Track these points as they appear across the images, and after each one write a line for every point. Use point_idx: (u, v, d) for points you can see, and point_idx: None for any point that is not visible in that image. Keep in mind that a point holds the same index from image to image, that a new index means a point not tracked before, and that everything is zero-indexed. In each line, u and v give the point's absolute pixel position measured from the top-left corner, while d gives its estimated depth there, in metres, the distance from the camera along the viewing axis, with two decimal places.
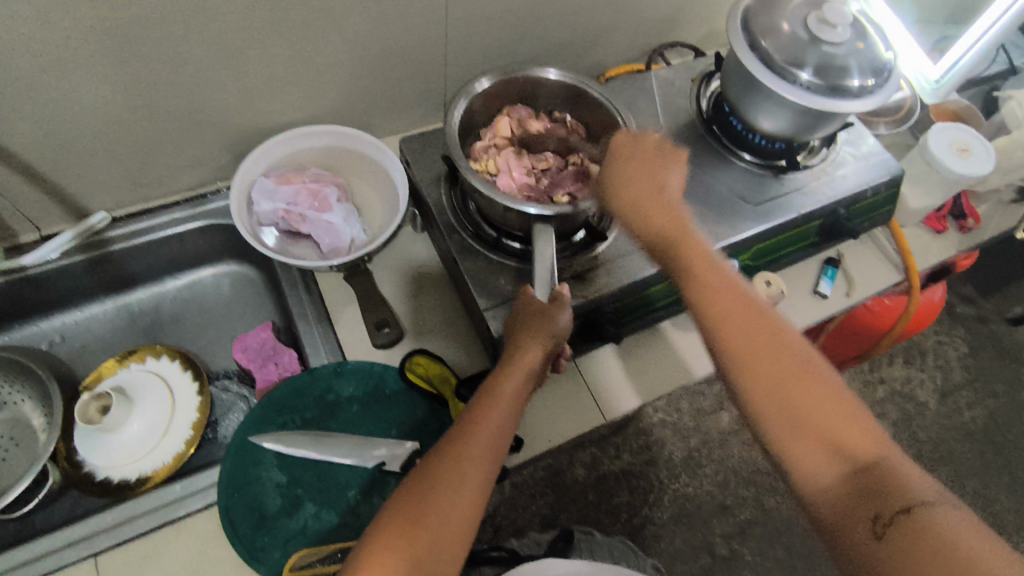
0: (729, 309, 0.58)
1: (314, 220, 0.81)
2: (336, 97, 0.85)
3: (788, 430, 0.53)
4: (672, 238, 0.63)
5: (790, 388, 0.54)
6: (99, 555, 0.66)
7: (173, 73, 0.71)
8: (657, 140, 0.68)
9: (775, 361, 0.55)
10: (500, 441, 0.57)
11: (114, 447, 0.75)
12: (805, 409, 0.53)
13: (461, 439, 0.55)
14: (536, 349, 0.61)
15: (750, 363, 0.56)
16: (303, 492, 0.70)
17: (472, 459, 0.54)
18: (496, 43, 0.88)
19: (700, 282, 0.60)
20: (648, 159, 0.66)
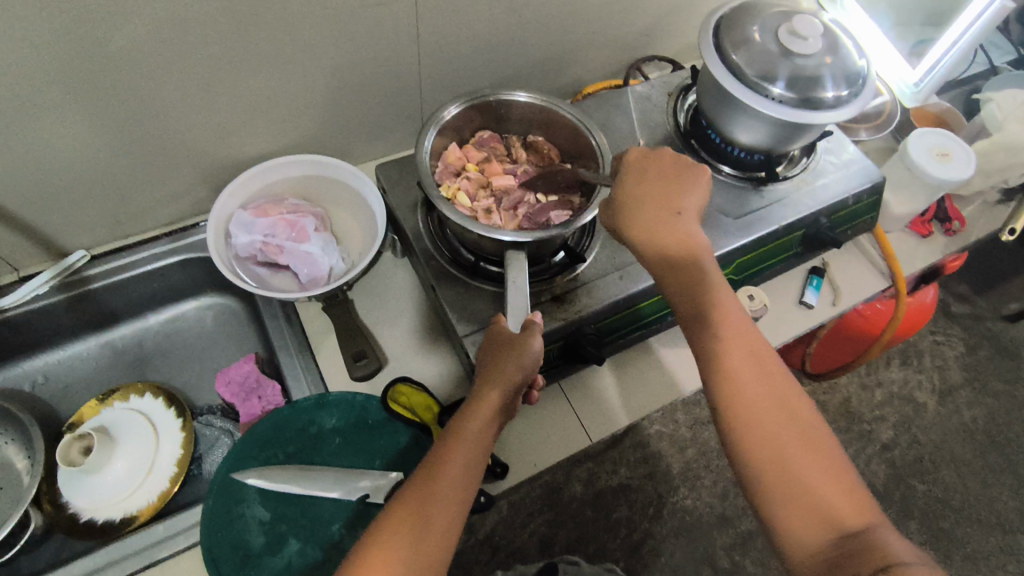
0: (733, 354, 0.60)
1: (292, 251, 0.80)
2: (310, 126, 0.85)
3: (774, 477, 0.54)
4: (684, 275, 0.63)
5: (775, 434, 0.56)
6: None
7: (142, 111, 0.71)
8: (673, 155, 0.69)
9: (765, 407, 0.57)
10: (465, 485, 0.56)
11: (97, 488, 0.74)
12: (788, 455, 0.55)
13: (425, 486, 0.54)
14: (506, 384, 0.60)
15: (742, 405, 0.57)
16: (287, 529, 0.69)
17: (438, 503, 0.53)
18: (469, 66, 0.88)
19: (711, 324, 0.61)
20: (672, 181, 0.67)
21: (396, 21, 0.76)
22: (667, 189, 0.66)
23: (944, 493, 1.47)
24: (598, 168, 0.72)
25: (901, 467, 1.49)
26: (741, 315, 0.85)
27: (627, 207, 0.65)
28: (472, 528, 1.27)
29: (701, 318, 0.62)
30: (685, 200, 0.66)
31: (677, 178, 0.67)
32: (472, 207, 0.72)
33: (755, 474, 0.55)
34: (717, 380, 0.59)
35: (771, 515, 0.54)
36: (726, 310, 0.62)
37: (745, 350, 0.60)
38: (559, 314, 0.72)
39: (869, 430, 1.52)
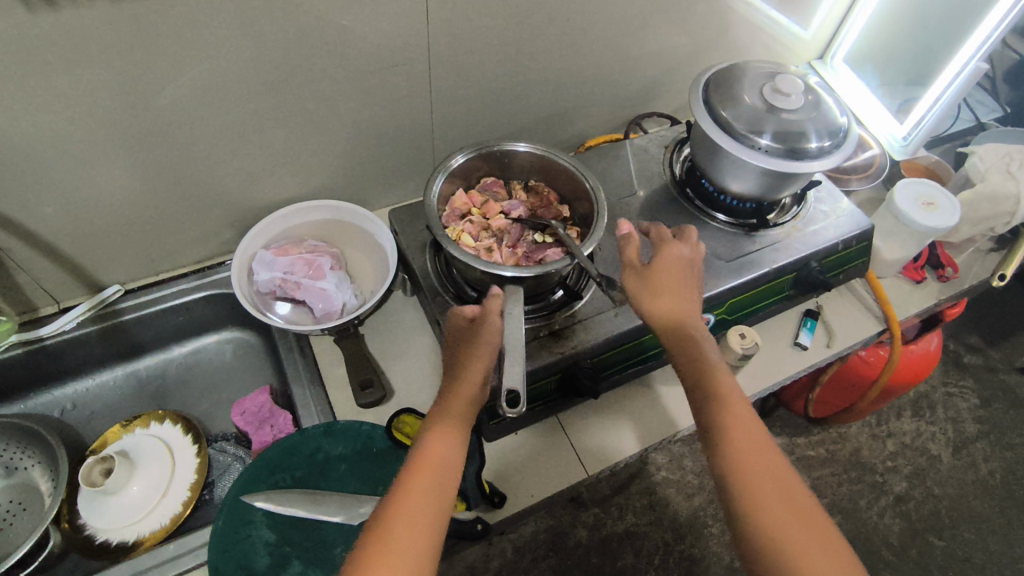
0: (734, 436, 0.62)
1: (309, 287, 0.85)
2: (330, 174, 0.92)
3: (780, 549, 0.56)
4: (690, 358, 0.68)
5: (775, 510, 0.58)
6: None
7: (180, 159, 0.79)
8: (683, 268, 0.73)
9: (765, 482, 0.59)
10: (450, 479, 0.59)
11: (112, 511, 0.77)
12: (791, 532, 0.56)
13: (411, 486, 0.57)
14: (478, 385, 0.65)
15: (742, 478, 0.60)
16: (291, 551, 0.71)
17: (422, 492, 0.57)
18: (478, 122, 0.96)
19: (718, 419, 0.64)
20: (676, 286, 0.71)
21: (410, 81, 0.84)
22: (676, 292, 0.71)
23: (964, 549, 1.43)
24: (593, 210, 0.77)
25: (917, 521, 1.46)
26: (732, 353, 0.86)
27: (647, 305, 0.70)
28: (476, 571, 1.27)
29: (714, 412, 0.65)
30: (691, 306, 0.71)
31: (687, 281, 0.72)
32: (474, 247, 0.78)
33: (760, 544, 0.57)
34: (722, 462, 0.61)
35: None
36: (728, 394, 0.65)
37: (746, 428, 0.63)
38: (557, 347, 0.76)
39: (882, 482, 1.50)
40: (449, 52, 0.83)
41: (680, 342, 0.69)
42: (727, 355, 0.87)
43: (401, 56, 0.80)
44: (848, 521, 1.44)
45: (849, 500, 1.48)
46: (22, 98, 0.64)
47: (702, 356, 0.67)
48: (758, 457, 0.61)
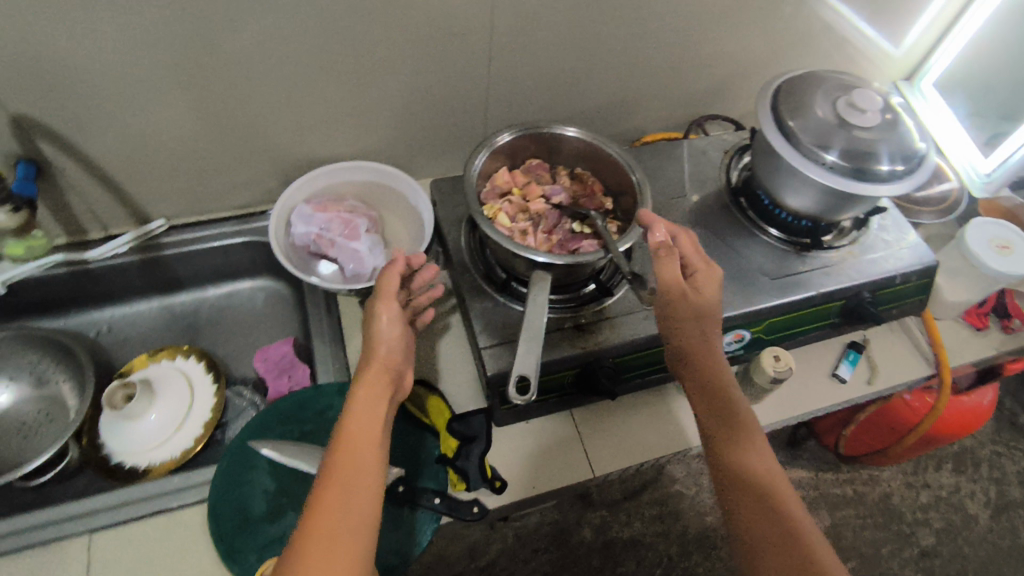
0: (729, 443, 0.65)
1: (342, 246, 0.85)
2: (378, 137, 0.91)
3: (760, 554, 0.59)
4: (698, 361, 0.68)
5: (760, 514, 0.61)
6: (94, 531, 0.69)
7: (234, 105, 0.79)
8: (708, 272, 0.70)
9: (752, 488, 0.62)
10: (369, 474, 0.57)
11: (130, 435, 0.80)
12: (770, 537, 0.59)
13: (320, 507, 0.54)
14: (377, 380, 0.62)
15: (731, 483, 0.63)
16: (287, 502, 0.72)
17: (338, 510, 0.54)
18: (533, 102, 0.94)
19: (743, 459, 0.63)
20: (698, 290, 0.69)
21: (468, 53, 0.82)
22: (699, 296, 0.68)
23: None
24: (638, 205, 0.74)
25: None
26: (763, 375, 0.79)
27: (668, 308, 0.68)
28: (475, 554, 1.27)
29: (737, 453, 0.64)
30: (708, 304, 0.69)
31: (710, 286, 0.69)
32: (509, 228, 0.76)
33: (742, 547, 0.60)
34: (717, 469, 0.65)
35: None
36: (727, 400, 0.66)
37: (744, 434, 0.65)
38: (580, 342, 0.74)
39: (909, 533, 1.42)
40: (512, 27, 0.80)
41: (690, 341, 0.68)
42: (757, 377, 0.80)
43: (461, 26, 0.78)
44: (864, 569, 1.38)
45: (870, 548, 1.41)
46: (87, 24, 0.66)
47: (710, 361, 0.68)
48: (750, 465, 0.63)
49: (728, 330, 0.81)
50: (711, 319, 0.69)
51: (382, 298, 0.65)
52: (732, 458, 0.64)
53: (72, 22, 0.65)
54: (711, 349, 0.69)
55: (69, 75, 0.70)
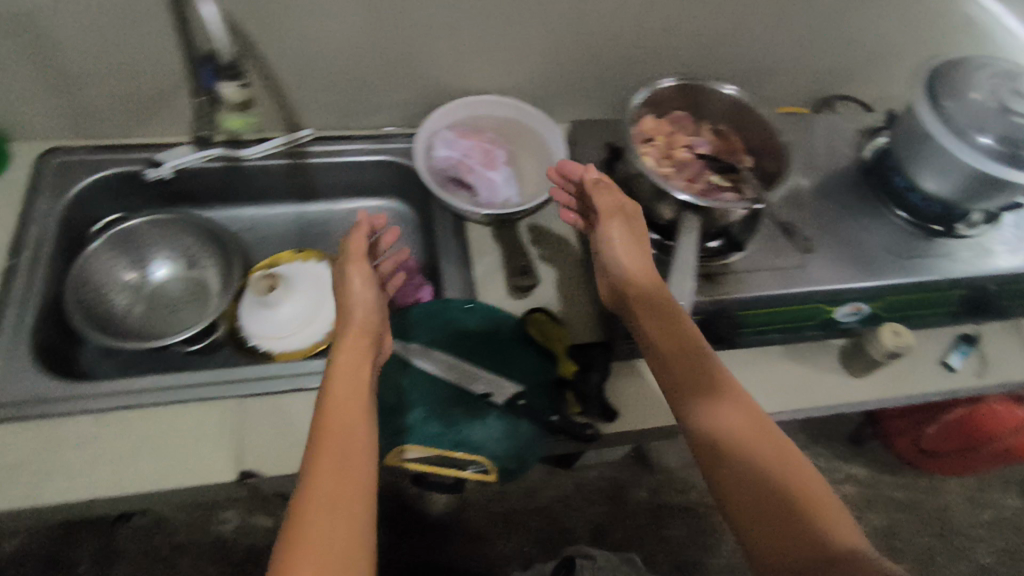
0: (688, 376, 0.62)
1: (480, 174, 0.91)
2: (521, 73, 0.95)
3: (745, 487, 0.55)
4: (653, 309, 0.67)
5: (728, 439, 0.57)
6: (243, 396, 0.75)
7: (402, 23, 0.83)
8: (635, 219, 0.73)
9: (717, 411, 0.59)
10: (357, 415, 0.57)
11: (270, 321, 0.86)
12: (747, 459, 0.56)
13: (319, 455, 0.53)
14: (358, 342, 0.63)
15: (698, 416, 0.59)
16: (416, 399, 0.77)
17: (334, 450, 0.53)
18: (672, 58, 0.96)
19: (703, 393, 0.60)
20: (635, 238, 0.72)
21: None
22: (638, 241, 0.72)
23: None
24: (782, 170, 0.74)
25: None
26: (880, 347, 0.80)
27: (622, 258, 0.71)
28: (535, 493, 1.34)
29: (693, 390, 0.61)
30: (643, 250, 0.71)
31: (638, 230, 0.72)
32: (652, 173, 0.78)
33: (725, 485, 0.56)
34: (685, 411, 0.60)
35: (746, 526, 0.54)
36: (680, 333, 0.64)
37: (704, 367, 0.62)
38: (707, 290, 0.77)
39: (966, 547, 1.44)
40: None
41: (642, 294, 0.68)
42: (872, 349, 0.81)
43: None
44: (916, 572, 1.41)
45: (920, 551, 1.43)
46: None
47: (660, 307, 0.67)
48: (715, 397, 0.60)
49: (847, 302, 0.82)
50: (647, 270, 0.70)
51: (353, 261, 0.69)
52: (691, 395, 0.61)
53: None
54: (659, 291, 0.68)
55: None
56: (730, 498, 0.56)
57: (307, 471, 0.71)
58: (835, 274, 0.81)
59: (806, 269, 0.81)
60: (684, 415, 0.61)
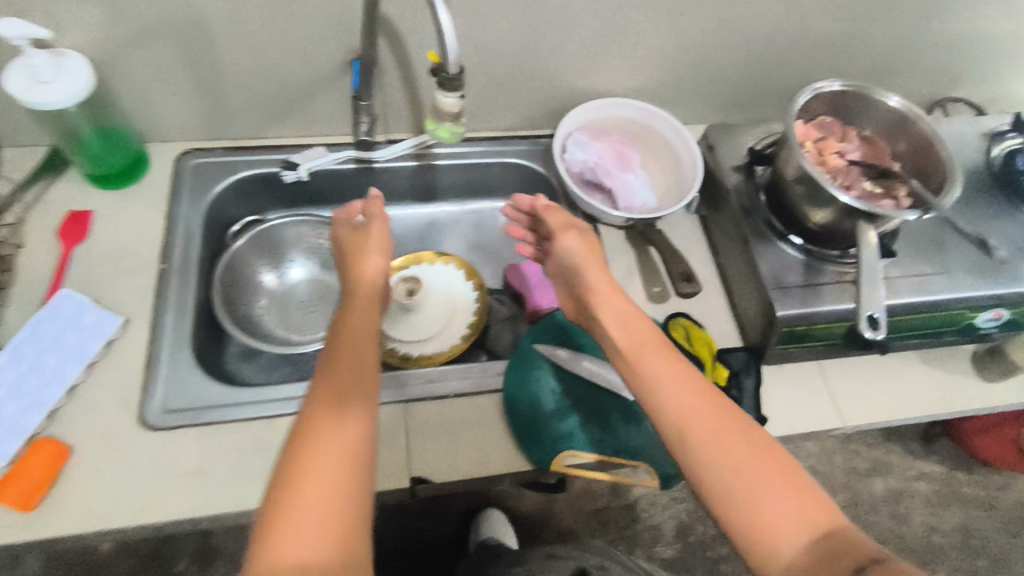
0: (659, 370, 0.63)
1: (617, 178, 0.89)
2: (648, 75, 0.94)
3: (725, 475, 0.56)
4: (613, 309, 0.70)
5: (703, 424, 0.59)
6: (408, 404, 0.76)
7: (543, 23, 0.83)
8: (580, 230, 0.79)
9: (689, 402, 0.60)
10: (365, 371, 0.60)
11: (405, 324, 0.88)
12: (727, 448, 0.57)
13: (320, 412, 0.55)
14: (366, 306, 0.67)
15: (667, 404, 0.61)
16: (572, 404, 0.76)
17: (337, 402, 0.56)
18: (797, 59, 0.97)
19: (668, 378, 0.62)
20: (589, 248, 0.77)
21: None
22: (588, 250, 0.77)
23: None
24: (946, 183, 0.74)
25: None
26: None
27: (585, 268, 0.75)
28: (620, 492, 1.38)
29: (659, 376, 0.63)
30: (596, 261, 0.76)
31: (589, 243, 0.78)
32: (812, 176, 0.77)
33: (703, 475, 0.57)
34: (650, 399, 0.62)
35: (729, 515, 0.55)
36: (638, 333, 0.67)
37: (674, 362, 0.64)
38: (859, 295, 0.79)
39: None
40: None
41: (609, 298, 0.72)
42: (1023, 356, 0.84)
43: None
44: (993, 567, 1.44)
45: (991, 547, 1.46)
46: None
47: (617, 308, 0.70)
48: (683, 386, 0.62)
49: (990, 308, 0.82)
50: (603, 277, 0.74)
51: (375, 249, 0.73)
52: (657, 381, 0.63)
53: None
54: (614, 293, 0.72)
55: None
56: (708, 488, 0.57)
57: (477, 477, 0.73)
58: (978, 280, 0.82)
59: (949, 274, 0.81)
60: (652, 403, 0.62)
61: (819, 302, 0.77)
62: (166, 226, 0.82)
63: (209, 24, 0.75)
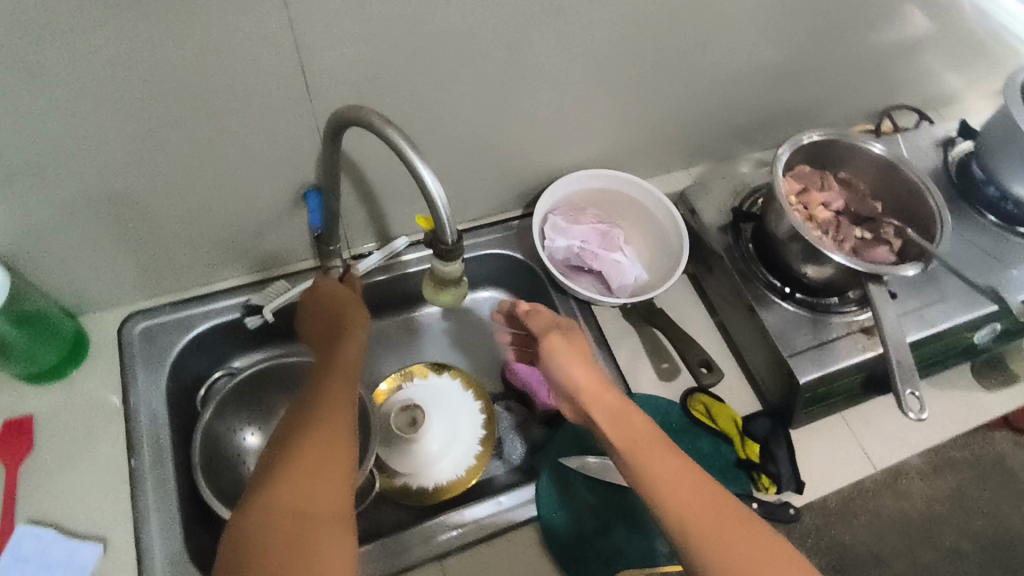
0: (653, 459, 0.58)
1: (603, 259, 0.86)
2: (609, 142, 0.90)
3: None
4: (601, 397, 0.65)
5: (707, 521, 0.54)
6: (443, 557, 0.71)
7: (497, 118, 0.77)
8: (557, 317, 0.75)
9: (688, 492, 0.56)
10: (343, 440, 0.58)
11: (414, 456, 0.83)
12: (736, 550, 0.52)
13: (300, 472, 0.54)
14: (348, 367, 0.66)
15: (667, 496, 0.56)
16: (614, 518, 0.74)
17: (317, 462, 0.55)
18: (753, 97, 0.94)
19: (663, 469, 0.57)
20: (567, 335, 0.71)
21: (721, 47, 0.82)
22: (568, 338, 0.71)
23: None
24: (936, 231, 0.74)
25: None
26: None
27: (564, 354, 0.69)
28: None
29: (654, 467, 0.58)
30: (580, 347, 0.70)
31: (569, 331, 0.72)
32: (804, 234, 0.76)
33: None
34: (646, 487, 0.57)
35: None
36: (630, 419, 0.62)
37: (670, 452, 0.59)
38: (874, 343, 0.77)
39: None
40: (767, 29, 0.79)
41: (595, 385, 0.66)
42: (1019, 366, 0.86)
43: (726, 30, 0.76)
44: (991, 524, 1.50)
45: (986, 505, 1.52)
46: (399, 48, 0.63)
47: (606, 396, 0.65)
48: (683, 476, 0.57)
49: (983, 325, 0.83)
50: (589, 364, 0.68)
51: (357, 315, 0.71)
52: (652, 473, 0.58)
53: (412, 35, 0.62)
54: (600, 384, 0.66)
55: (385, 93, 0.67)
56: None
57: None
58: (967, 301, 0.81)
59: (943, 301, 0.81)
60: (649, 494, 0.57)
61: (834, 361, 0.76)
62: (125, 410, 0.73)
63: (135, 186, 0.66)
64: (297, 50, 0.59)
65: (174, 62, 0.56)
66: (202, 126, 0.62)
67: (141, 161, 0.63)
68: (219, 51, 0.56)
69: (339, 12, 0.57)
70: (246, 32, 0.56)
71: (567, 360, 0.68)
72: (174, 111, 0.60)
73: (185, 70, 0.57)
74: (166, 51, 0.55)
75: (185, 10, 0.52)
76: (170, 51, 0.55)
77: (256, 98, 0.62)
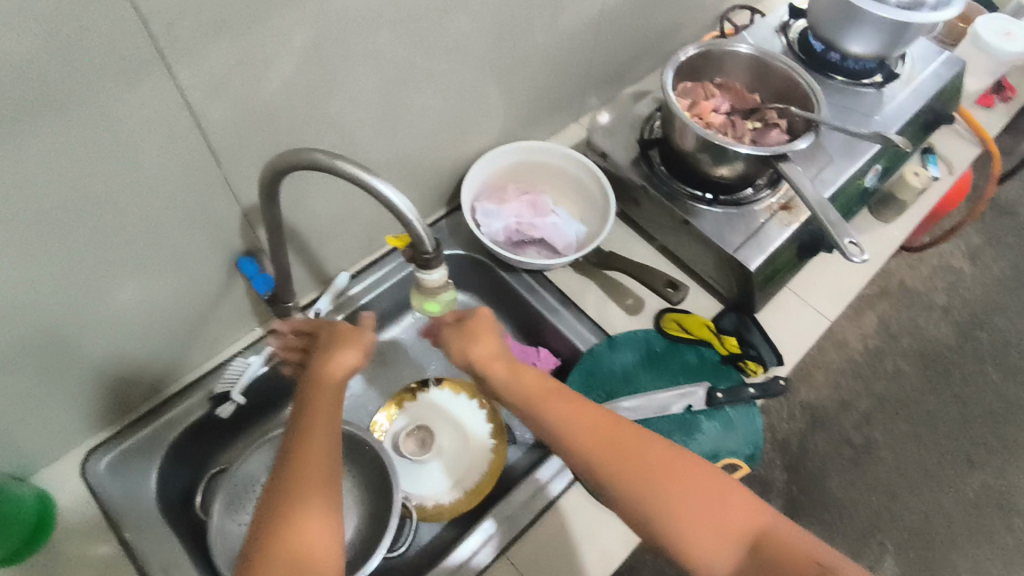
0: (574, 422, 0.59)
1: (542, 226, 0.91)
2: (508, 120, 0.91)
3: (662, 511, 0.54)
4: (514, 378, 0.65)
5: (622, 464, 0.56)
6: (507, 551, 0.72)
7: (403, 132, 0.75)
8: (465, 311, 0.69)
9: (605, 446, 0.57)
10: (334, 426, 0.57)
11: (437, 474, 0.84)
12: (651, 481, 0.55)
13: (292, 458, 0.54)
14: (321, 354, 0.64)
15: (586, 451, 0.57)
16: None
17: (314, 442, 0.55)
18: (624, 38, 0.98)
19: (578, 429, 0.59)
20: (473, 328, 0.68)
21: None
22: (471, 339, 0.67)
23: (1002, 335, 1.72)
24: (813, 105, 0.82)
25: (964, 322, 1.74)
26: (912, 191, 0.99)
27: (476, 342, 0.67)
28: None
29: (571, 429, 0.59)
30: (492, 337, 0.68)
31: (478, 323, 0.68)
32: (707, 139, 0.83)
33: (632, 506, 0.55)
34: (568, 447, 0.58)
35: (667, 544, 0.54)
36: (549, 393, 0.62)
37: (587, 413, 0.60)
38: (796, 213, 0.85)
39: (929, 301, 1.77)
40: None
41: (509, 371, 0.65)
42: (906, 194, 1.00)
43: None
44: (915, 339, 1.71)
45: (907, 326, 1.73)
46: (294, 92, 0.60)
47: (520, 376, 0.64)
48: (601, 431, 0.58)
49: (869, 169, 0.93)
50: (501, 352, 0.67)
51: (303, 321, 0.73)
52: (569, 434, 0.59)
53: (303, 75, 0.59)
54: (514, 367, 0.66)
55: (293, 137, 0.64)
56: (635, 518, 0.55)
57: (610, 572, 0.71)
58: (851, 153, 0.91)
59: (834, 160, 0.90)
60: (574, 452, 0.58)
61: (771, 242, 0.83)
62: (126, 551, 0.67)
63: (59, 318, 0.59)
64: (195, 121, 0.55)
65: (69, 179, 0.51)
66: (115, 231, 0.57)
67: (55, 292, 0.57)
68: (108, 145, 0.51)
69: (228, 72, 0.54)
70: (136, 120, 0.51)
71: (465, 347, 0.67)
72: (80, 226, 0.54)
73: (80, 179, 0.51)
74: (56, 169, 0.49)
75: (64, 119, 0.47)
76: (59, 165, 0.49)
77: (163, 183, 0.57)
